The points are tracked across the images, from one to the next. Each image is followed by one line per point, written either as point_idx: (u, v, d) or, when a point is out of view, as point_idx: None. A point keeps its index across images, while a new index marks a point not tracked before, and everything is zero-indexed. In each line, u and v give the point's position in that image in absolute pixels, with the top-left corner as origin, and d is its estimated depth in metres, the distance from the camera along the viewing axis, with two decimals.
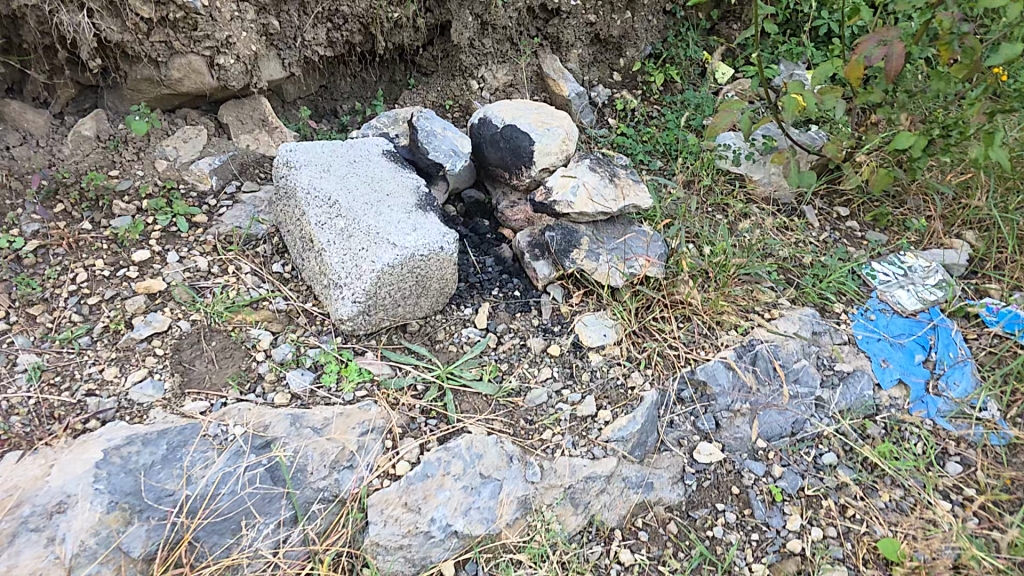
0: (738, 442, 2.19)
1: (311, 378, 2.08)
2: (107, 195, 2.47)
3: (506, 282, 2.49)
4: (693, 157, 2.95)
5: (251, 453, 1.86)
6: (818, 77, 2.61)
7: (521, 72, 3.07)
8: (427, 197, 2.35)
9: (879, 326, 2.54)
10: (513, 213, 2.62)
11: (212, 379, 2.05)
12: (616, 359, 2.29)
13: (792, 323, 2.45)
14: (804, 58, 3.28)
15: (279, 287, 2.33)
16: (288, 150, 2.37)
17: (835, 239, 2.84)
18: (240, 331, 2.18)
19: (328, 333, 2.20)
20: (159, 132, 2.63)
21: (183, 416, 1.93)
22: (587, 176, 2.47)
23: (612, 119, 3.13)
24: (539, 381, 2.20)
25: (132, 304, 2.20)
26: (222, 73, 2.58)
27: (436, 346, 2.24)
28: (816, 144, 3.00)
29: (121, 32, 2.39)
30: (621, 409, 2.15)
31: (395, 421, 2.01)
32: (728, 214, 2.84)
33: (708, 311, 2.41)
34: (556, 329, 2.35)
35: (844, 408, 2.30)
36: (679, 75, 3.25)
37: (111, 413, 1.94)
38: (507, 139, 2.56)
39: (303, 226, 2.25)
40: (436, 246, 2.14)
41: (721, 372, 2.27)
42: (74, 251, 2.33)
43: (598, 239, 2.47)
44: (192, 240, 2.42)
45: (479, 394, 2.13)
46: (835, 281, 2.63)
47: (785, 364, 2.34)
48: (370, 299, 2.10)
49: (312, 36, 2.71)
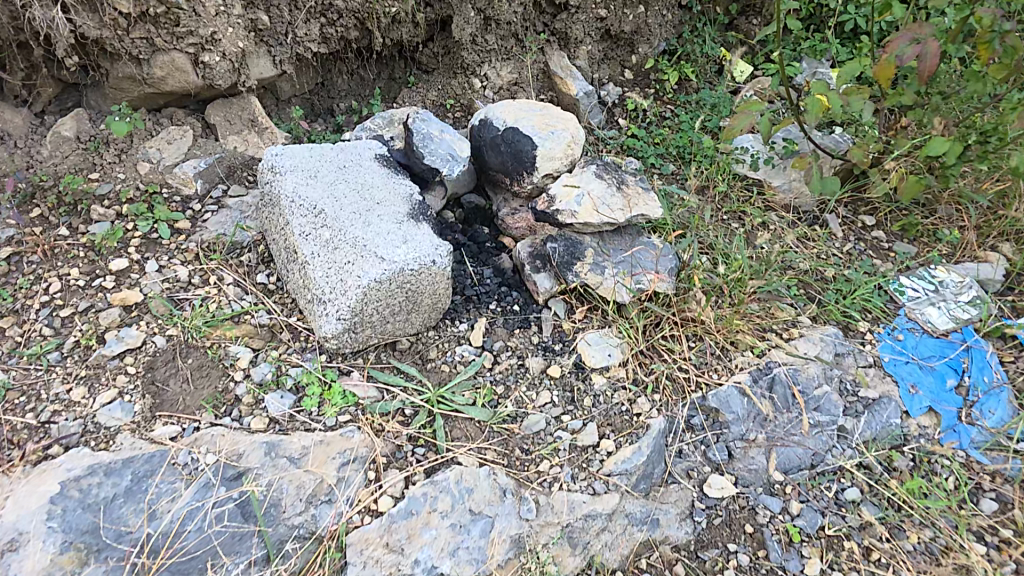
0: (754, 475, 2.04)
1: (291, 401, 1.93)
2: (86, 199, 2.34)
3: (506, 296, 2.33)
4: (708, 162, 2.78)
5: (221, 486, 1.72)
6: (844, 77, 2.46)
7: (526, 70, 2.90)
8: (420, 205, 2.19)
9: (908, 348, 2.36)
10: (514, 222, 2.47)
11: (186, 402, 1.90)
12: (621, 382, 2.12)
13: (814, 344, 2.28)
14: (828, 55, 3.09)
15: (262, 300, 2.19)
16: (274, 154, 2.22)
17: (860, 250, 2.66)
18: (218, 347, 2.04)
19: (313, 350, 2.05)
20: (143, 132, 2.49)
21: (152, 442, 1.79)
22: (593, 183, 2.31)
23: (622, 119, 2.96)
24: (537, 407, 2.04)
25: (106, 317, 2.07)
26: (208, 71, 2.44)
27: (427, 365, 2.09)
28: (841, 148, 2.80)
29: (100, 28, 2.24)
30: (625, 438, 2.00)
31: (380, 450, 1.86)
32: (745, 222, 2.66)
33: (722, 330, 2.24)
34: (557, 348, 2.19)
35: (868, 438, 2.14)
36: (694, 73, 3.07)
37: (75, 439, 1.79)
38: (507, 143, 2.41)
39: (287, 236, 2.11)
40: (427, 260, 1.99)
41: (735, 398, 2.12)
42: (49, 259, 2.20)
43: (603, 251, 2.31)
44: (174, 248, 2.29)
45: (472, 420, 1.97)
46: (859, 297, 2.45)
47: (805, 390, 2.17)
48: (355, 316, 1.95)
49: (304, 31, 2.56)
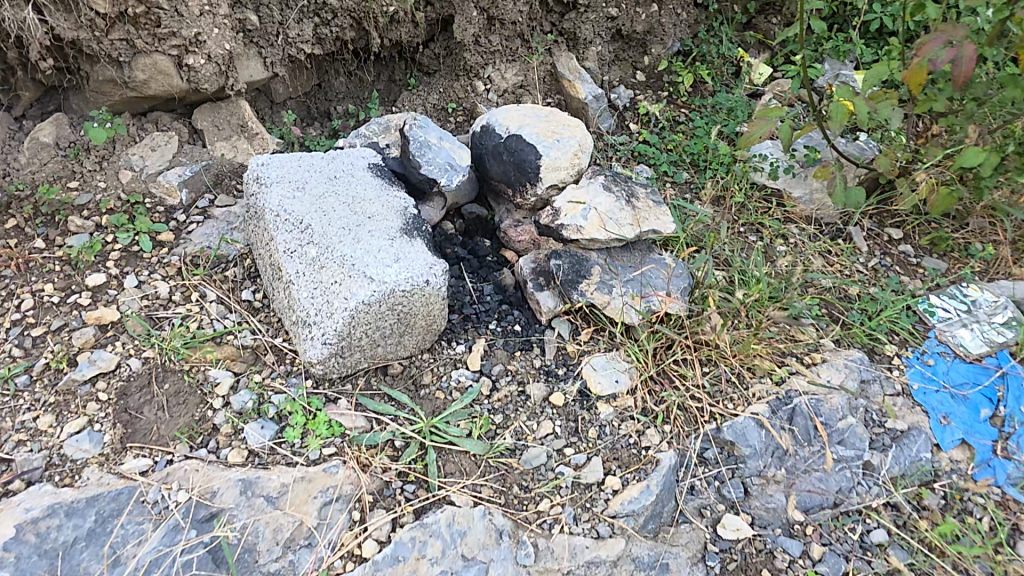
0: (771, 514, 1.90)
1: (272, 432, 1.80)
2: (64, 209, 2.21)
3: (506, 315, 2.18)
4: (724, 170, 2.62)
5: (191, 529, 1.61)
6: (870, 80, 2.31)
7: (533, 72, 2.74)
8: (415, 219, 2.05)
9: (938, 374, 2.19)
10: (517, 235, 2.31)
11: (160, 431, 1.78)
12: (629, 412, 1.97)
13: (838, 371, 2.12)
14: (852, 56, 2.91)
15: (246, 318, 2.05)
16: (259, 164, 2.09)
17: (886, 266, 2.48)
18: (197, 372, 1.90)
19: (298, 375, 1.91)
20: (125, 139, 2.36)
21: (121, 477, 1.67)
22: (600, 197, 2.17)
23: (633, 124, 2.80)
24: (538, 438, 1.90)
25: (79, 337, 1.94)
26: (192, 74, 2.30)
27: (420, 392, 1.94)
28: (867, 156, 2.61)
29: (76, 29, 2.11)
30: (632, 475, 1.85)
31: (366, 487, 1.73)
32: (762, 235, 2.50)
33: (738, 355, 2.08)
34: (560, 373, 2.04)
35: (896, 475, 1.99)
36: (710, 75, 2.90)
37: (39, 473, 1.68)
38: (511, 151, 2.25)
39: (272, 252, 1.97)
40: (420, 280, 1.85)
41: (752, 431, 1.96)
42: (22, 274, 2.08)
43: (610, 268, 2.16)
44: (156, 262, 2.15)
45: (467, 454, 1.83)
46: (886, 318, 2.28)
47: (827, 422, 2.01)
48: (342, 341, 1.81)
49: (296, 32, 2.42)
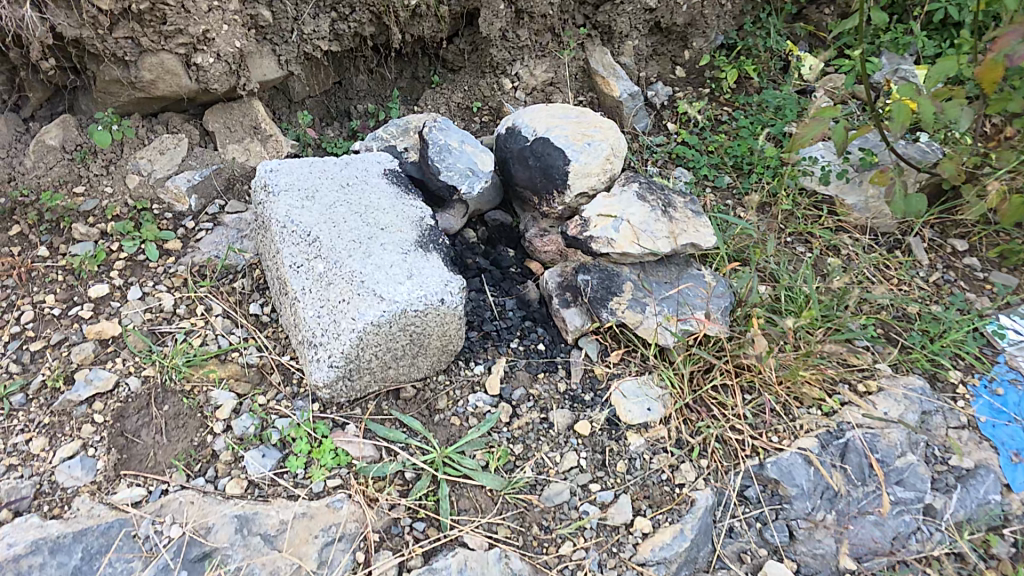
0: (820, 562, 1.71)
1: (273, 461, 1.67)
2: (69, 216, 2.12)
3: (529, 333, 2.01)
4: (770, 174, 2.42)
5: (181, 570, 1.49)
6: (936, 76, 2.10)
7: (563, 68, 2.57)
8: (431, 231, 1.90)
9: (1009, 406, 1.97)
10: (542, 245, 2.13)
11: (157, 458, 1.67)
12: (661, 444, 1.80)
13: (895, 402, 1.91)
14: (913, 49, 2.67)
15: (253, 334, 1.93)
16: (267, 170, 1.96)
17: (949, 281, 2.25)
18: (198, 393, 1.78)
19: (304, 397, 1.78)
20: (134, 142, 2.26)
21: (112, 509, 1.56)
22: (633, 207, 2.00)
23: (671, 123, 2.61)
24: (560, 472, 1.74)
25: (78, 353, 1.84)
26: (201, 74, 2.18)
27: (434, 417, 1.80)
28: (930, 159, 2.39)
29: (79, 27, 2.01)
30: (664, 517, 1.69)
31: (372, 525, 1.59)
32: (812, 246, 2.31)
33: (784, 383, 1.89)
34: (587, 399, 1.88)
35: (961, 519, 1.79)
36: (756, 70, 2.69)
37: (27, 503, 1.58)
38: (537, 156, 2.09)
39: (279, 266, 1.84)
40: (435, 299, 1.70)
41: (799, 468, 1.78)
42: (24, 284, 1.99)
43: (644, 284, 1.98)
44: (161, 272, 2.05)
45: (482, 489, 1.68)
46: (951, 341, 2.05)
47: (884, 460, 1.81)
48: (350, 364, 1.68)
49: (312, 28, 2.29)
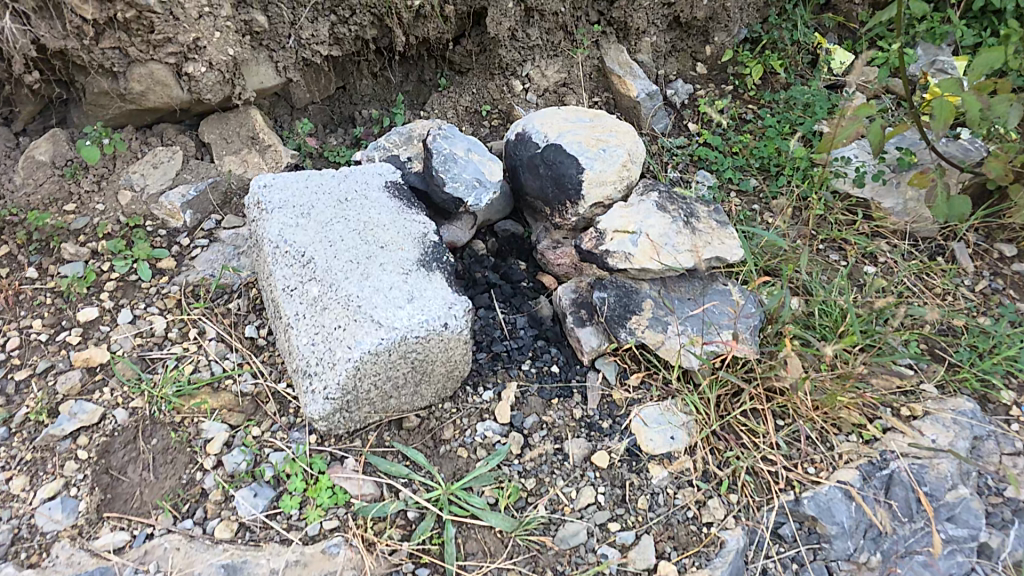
0: None
1: (265, 502, 1.55)
2: (58, 235, 2.02)
3: (542, 354, 1.87)
4: (800, 176, 2.25)
5: None
6: (980, 67, 1.91)
7: (577, 68, 2.42)
8: (435, 247, 1.77)
9: None
10: (556, 257, 1.99)
11: (143, 498, 1.56)
12: (687, 477, 1.66)
13: (944, 429, 1.74)
14: (951, 39, 2.48)
15: (248, 359, 1.81)
16: (260, 186, 1.84)
17: (998, 290, 2.07)
18: (189, 425, 1.67)
19: (301, 429, 1.66)
20: (127, 155, 2.15)
21: (93, 556, 1.46)
22: (653, 217, 1.85)
23: (692, 123, 2.44)
24: (577, 510, 1.60)
25: (63, 383, 1.73)
26: (193, 84, 2.08)
27: (439, 449, 1.67)
28: (972, 157, 2.21)
29: (63, 38, 1.92)
30: (691, 560, 1.54)
31: (371, 572, 1.47)
32: (846, 255, 2.14)
33: (821, 408, 1.74)
34: (605, 427, 1.73)
35: (1020, 559, 1.62)
36: (783, 65, 2.52)
37: (4, 550, 1.48)
38: (548, 164, 1.95)
39: (273, 289, 1.72)
40: (437, 324, 1.57)
41: (840, 504, 1.62)
42: (11, 308, 1.90)
43: (665, 301, 1.84)
44: (153, 293, 1.94)
45: (491, 530, 1.55)
46: (1003, 358, 1.87)
47: (933, 494, 1.66)
48: (347, 395, 1.55)
49: (310, 32, 2.17)
